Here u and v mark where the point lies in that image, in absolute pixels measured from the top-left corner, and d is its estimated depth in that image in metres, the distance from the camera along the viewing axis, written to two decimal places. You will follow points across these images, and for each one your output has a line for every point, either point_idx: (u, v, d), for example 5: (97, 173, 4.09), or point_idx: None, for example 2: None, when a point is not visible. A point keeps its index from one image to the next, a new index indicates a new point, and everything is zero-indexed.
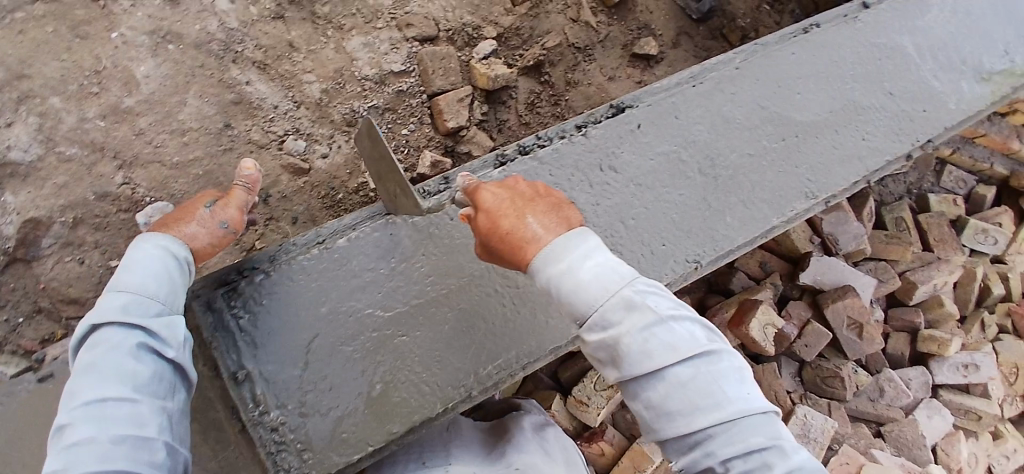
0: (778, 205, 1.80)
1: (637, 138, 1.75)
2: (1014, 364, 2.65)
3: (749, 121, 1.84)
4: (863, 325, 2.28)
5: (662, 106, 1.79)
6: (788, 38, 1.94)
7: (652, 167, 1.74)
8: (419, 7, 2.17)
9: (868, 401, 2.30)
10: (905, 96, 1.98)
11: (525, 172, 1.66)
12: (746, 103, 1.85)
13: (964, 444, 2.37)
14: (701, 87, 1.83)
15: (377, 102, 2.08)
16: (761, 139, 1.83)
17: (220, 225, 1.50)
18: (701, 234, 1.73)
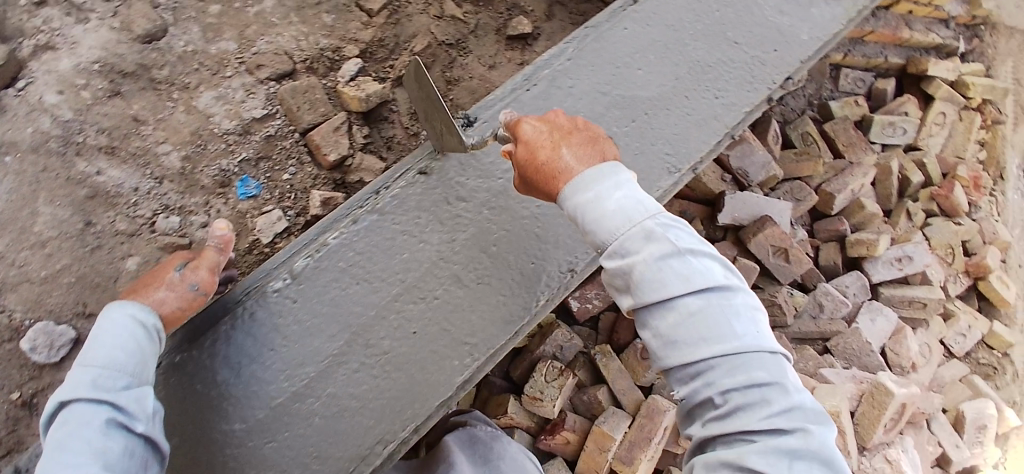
0: (643, 187, 1.78)
1: (482, 159, 1.66)
2: (948, 245, 2.66)
3: (595, 111, 1.78)
4: (788, 249, 2.29)
5: (501, 119, 1.70)
6: (619, 13, 1.87)
7: (503, 186, 1.66)
8: (268, 44, 2.04)
9: (810, 320, 2.29)
10: (750, 44, 1.97)
11: (365, 229, 1.57)
12: (587, 93, 1.79)
13: (913, 338, 2.35)
14: (539, 87, 1.75)
15: (247, 154, 1.96)
16: (612, 127, 1.78)
17: (188, 287, 1.43)
18: (570, 239, 1.70)
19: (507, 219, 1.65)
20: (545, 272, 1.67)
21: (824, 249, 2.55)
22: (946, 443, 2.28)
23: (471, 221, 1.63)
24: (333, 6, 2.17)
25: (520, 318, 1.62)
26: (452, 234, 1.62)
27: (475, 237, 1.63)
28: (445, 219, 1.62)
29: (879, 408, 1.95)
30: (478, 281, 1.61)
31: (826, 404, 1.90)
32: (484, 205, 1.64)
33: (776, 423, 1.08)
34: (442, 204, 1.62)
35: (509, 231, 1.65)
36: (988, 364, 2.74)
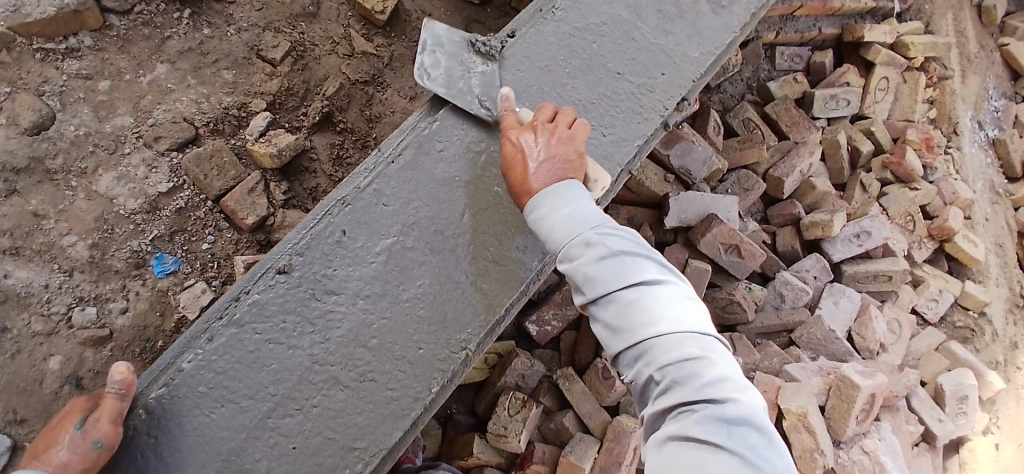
0: (536, 245, 1.59)
1: (349, 246, 1.45)
2: (907, 213, 2.58)
3: (474, 172, 1.56)
4: (739, 244, 2.19)
5: (366, 199, 1.47)
6: (485, 59, 1.60)
7: (376, 273, 1.46)
8: (165, 113, 1.95)
9: (772, 313, 2.21)
10: (634, 72, 1.78)
11: (225, 347, 1.35)
12: (458, 155, 1.55)
13: (880, 317, 2.25)
14: (405, 157, 1.51)
15: (159, 230, 1.86)
16: (494, 186, 1.57)
17: (90, 449, 1.21)
18: (462, 315, 1.52)
19: (386, 309, 1.46)
20: (437, 357, 1.49)
21: (780, 235, 2.46)
22: (929, 418, 2.18)
23: (344, 318, 1.43)
24: (232, 61, 2.06)
25: (412, 411, 1.46)
26: (325, 335, 1.41)
27: (352, 333, 1.43)
28: (316, 320, 1.41)
29: (848, 402, 1.82)
30: (362, 382, 1.43)
31: (791, 405, 1.79)
32: (358, 297, 1.44)
33: (712, 392, 1.06)
34: (308, 303, 1.41)
35: (389, 321, 1.46)
36: (964, 326, 2.67)
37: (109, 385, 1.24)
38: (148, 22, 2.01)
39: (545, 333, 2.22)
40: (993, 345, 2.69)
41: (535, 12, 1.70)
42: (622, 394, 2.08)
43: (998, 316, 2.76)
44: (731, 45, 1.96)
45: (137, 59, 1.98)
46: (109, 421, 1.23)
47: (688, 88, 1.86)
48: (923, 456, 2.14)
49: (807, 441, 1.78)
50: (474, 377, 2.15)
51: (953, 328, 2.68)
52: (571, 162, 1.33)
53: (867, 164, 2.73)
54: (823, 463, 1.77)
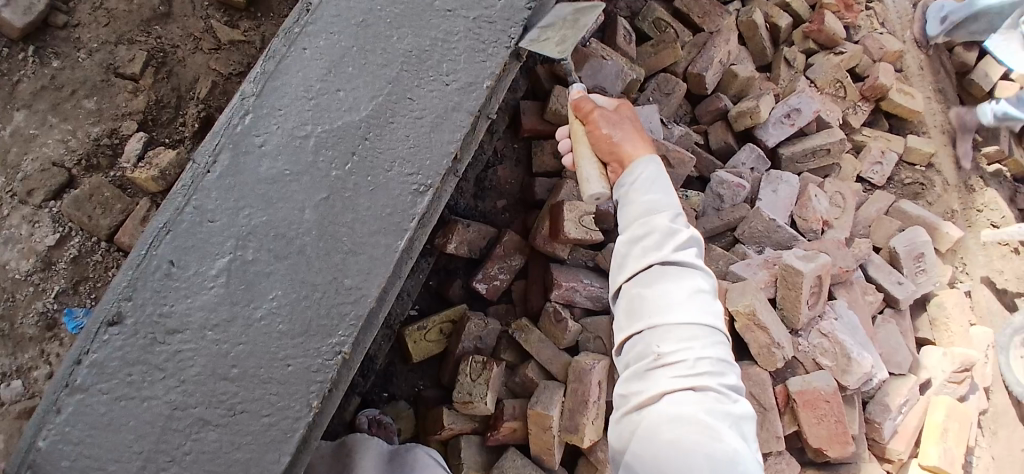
0: (395, 224, 1.50)
1: (182, 277, 1.39)
2: (835, 80, 2.50)
3: (304, 161, 1.48)
4: (666, 155, 2.11)
5: (188, 220, 1.41)
6: (292, 33, 1.52)
7: (216, 301, 1.39)
8: (35, 161, 1.82)
9: (714, 215, 2.16)
10: (467, 6, 1.62)
11: (78, 411, 1.32)
12: (280, 145, 1.47)
13: (820, 195, 2.23)
14: (222, 164, 1.44)
15: (60, 285, 1.77)
16: (328, 170, 1.48)
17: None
18: (328, 317, 1.44)
19: (237, 332, 1.39)
20: (309, 371, 1.41)
21: (711, 132, 2.39)
22: (885, 283, 2.19)
23: (195, 354, 1.36)
24: (90, 87, 1.92)
25: (296, 431, 1.38)
26: (179, 377, 1.35)
27: (207, 366, 1.36)
28: (165, 363, 1.35)
29: (795, 289, 1.86)
30: (233, 414, 1.36)
31: (739, 306, 1.79)
32: (205, 330, 1.38)
33: (703, 357, 1.34)
34: (151, 347, 1.35)
35: (247, 345, 1.39)
36: (913, 182, 2.62)
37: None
38: None
39: (495, 288, 2.14)
40: (945, 195, 2.66)
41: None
42: (579, 331, 2.04)
43: (946, 165, 2.72)
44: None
45: None
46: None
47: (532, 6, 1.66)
48: (888, 322, 2.15)
49: (762, 338, 1.81)
50: (431, 351, 2.06)
51: (904, 186, 2.63)
52: (626, 123, 1.58)
53: (788, 38, 2.61)
54: (781, 355, 1.82)
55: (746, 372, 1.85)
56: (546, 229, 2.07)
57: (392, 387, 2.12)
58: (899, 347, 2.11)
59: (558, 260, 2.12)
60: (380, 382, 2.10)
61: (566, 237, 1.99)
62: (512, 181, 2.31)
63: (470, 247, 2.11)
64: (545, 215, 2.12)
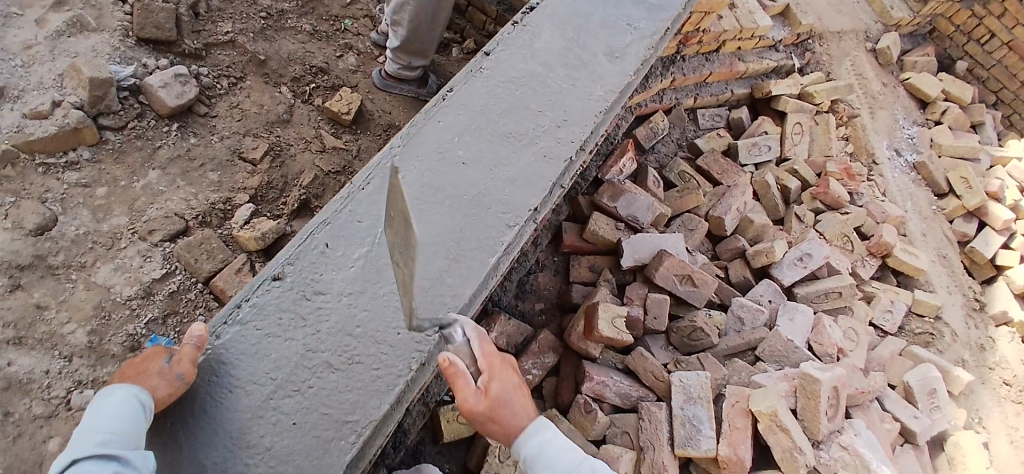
0: (489, 246, 1.71)
1: (333, 255, 1.57)
2: (842, 235, 2.86)
3: (426, 195, 1.73)
4: (691, 274, 2.42)
5: (345, 217, 1.63)
6: (430, 111, 1.87)
7: (353, 277, 1.56)
8: (158, 209, 2.16)
9: (735, 336, 2.40)
10: (553, 110, 2.00)
11: (232, 346, 1.42)
12: (414, 182, 1.73)
13: (833, 326, 2.47)
14: (371, 187, 1.67)
15: (153, 314, 1.99)
16: (442, 201, 1.73)
17: (174, 380, 1.29)
18: (429, 306, 1.58)
19: (363, 303, 1.53)
20: (413, 340, 1.51)
21: (731, 267, 2.72)
22: (902, 415, 2.33)
23: (333, 311, 1.51)
24: (217, 163, 2.33)
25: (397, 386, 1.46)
26: (315, 327, 1.48)
27: (338, 323, 1.50)
28: (306, 316, 1.49)
29: (813, 398, 2.01)
30: (350, 363, 1.46)
31: (762, 407, 1.97)
32: (341, 295, 1.53)
33: None
34: (302, 300, 1.51)
35: (371, 312, 1.53)
36: (924, 331, 2.84)
37: (186, 339, 1.36)
38: (141, 135, 2.29)
39: (527, 382, 2.29)
40: (953, 345, 2.87)
41: (466, 71, 1.99)
42: (607, 426, 2.09)
43: (954, 320, 2.98)
44: (629, 85, 2.18)
45: (130, 168, 2.22)
46: (190, 363, 1.33)
47: (599, 116, 2.04)
48: (908, 454, 2.26)
49: (785, 441, 1.95)
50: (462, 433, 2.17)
51: (914, 335, 2.83)
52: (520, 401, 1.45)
53: (798, 198, 3.02)
54: (803, 461, 1.93)
55: None
56: (580, 327, 2.27)
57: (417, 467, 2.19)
58: None
59: (590, 359, 2.29)
60: (409, 460, 2.17)
61: (601, 334, 2.18)
62: (550, 287, 2.60)
63: (509, 340, 2.32)
64: (580, 316, 2.33)
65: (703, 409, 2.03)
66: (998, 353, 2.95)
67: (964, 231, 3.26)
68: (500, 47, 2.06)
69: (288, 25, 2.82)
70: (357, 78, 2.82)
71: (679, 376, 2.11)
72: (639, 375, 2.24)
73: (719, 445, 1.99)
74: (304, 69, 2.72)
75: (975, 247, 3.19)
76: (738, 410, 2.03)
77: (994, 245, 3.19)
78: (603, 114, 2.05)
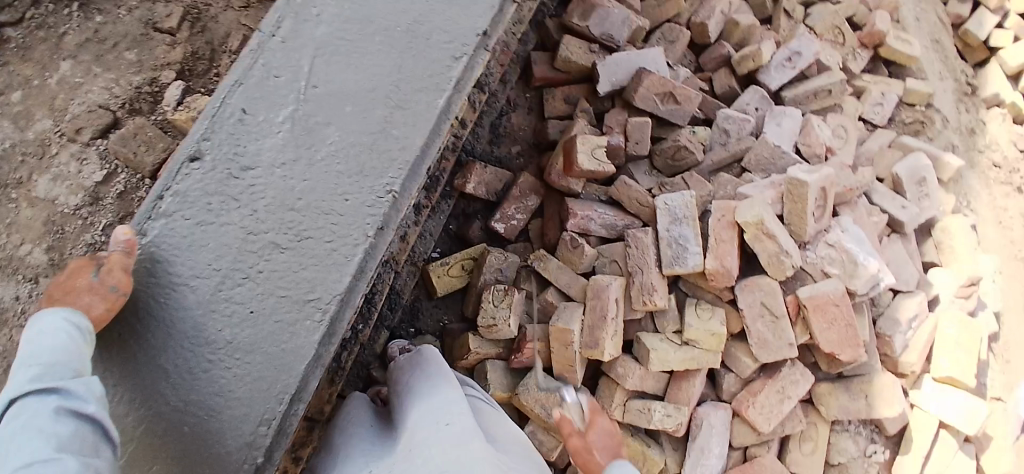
0: (435, 85, 1.58)
1: (253, 122, 1.48)
2: (834, 27, 2.66)
3: (351, 33, 1.55)
4: (673, 91, 2.25)
5: (256, 75, 1.50)
6: None
7: (281, 144, 1.48)
8: (83, 103, 1.97)
9: (720, 149, 2.29)
10: None
11: (168, 238, 1.43)
12: (333, 19, 1.54)
13: (822, 124, 2.35)
14: (282, 34, 1.52)
15: (106, 219, 1.89)
16: (372, 37, 1.56)
17: (109, 293, 1.34)
18: (374, 164, 1.52)
19: (301, 171, 1.49)
20: (366, 202, 1.52)
21: (716, 78, 2.55)
22: (891, 207, 2.28)
23: (267, 188, 1.46)
24: (131, 41, 2.05)
25: (357, 254, 1.50)
26: (252, 206, 1.46)
27: (278, 199, 1.47)
28: (239, 194, 1.46)
29: (801, 201, 1.94)
30: (300, 239, 1.47)
31: (748, 217, 1.91)
32: (273, 166, 1.48)
33: None
34: (233, 180, 1.46)
35: (312, 180, 1.49)
36: (914, 121, 2.73)
37: (114, 246, 1.38)
38: (41, 24, 2.03)
39: (512, 228, 2.24)
40: (945, 131, 2.78)
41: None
42: (595, 258, 2.09)
43: (944, 104, 2.85)
44: None
45: (41, 63, 1.99)
46: (122, 270, 1.36)
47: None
48: (896, 244, 2.23)
49: (771, 247, 1.91)
50: (453, 286, 2.18)
51: (905, 125, 2.73)
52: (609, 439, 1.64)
53: None
54: (790, 264, 1.91)
55: (757, 282, 1.94)
56: (560, 165, 2.17)
57: (418, 322, 2.21)
58: (905, 266, 2.20)
59: (573, 195, 2.21)
60: (407, 318, 2.20)
61: (580, 168, 2.09)
62: (524, 128, 2.45)
63: (488, 189, 2.26)
64: (558, 153, 2.21)
65: (688, 229, 1.97)
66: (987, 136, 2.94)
67: (958, 12, 3.07)
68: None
69: None
70: None
71: (664, 199, 2.02)
72: (625, 204, 2.16)
73: (706, 259, 1.95)
74: None
75: (967, 29, 3.04)
76: (724, 223, 1.95)
77: (988, 24, 3.03)
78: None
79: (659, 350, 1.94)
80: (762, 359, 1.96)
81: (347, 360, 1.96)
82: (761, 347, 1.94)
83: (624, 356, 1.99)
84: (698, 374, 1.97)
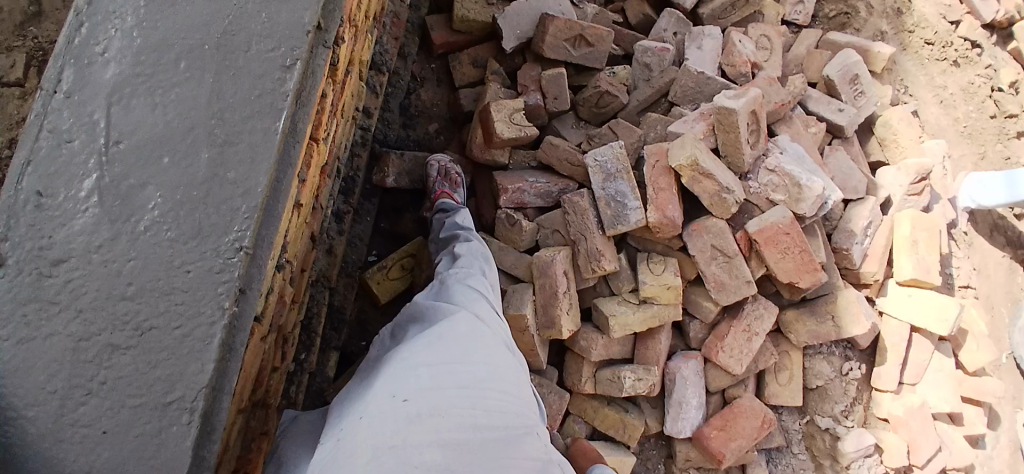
0: (269, 106, 1.01)
1: (51, 204, 0.93)
2: None
3: (156, 53, 0.98)
4: (583, 33, 2.06)
5: (42, 140, 0.94)
6: None
7: (84, 221, 0.93)
8: None
9: (645, 86, 2.14)
10: None
11: None
12: (126, 37, 0.98)
13: (745, 40, 2.17)
14: (65, 72, 0.95)
15: None
16: (174, 63, 0.99)
17: None
18: (216, 222, 0.96)
19: (120, 252, 0.93)
20: (215, 279, 0.95)
21: (628, 7, 2.38)
22: (826, 114, 2.20)
23: (85, 280, 0.92)
24: None
25: (216, 338, 0.94)
26: (72, 308, 0.92)
27: (102, 289, 0.92)
28: (36, 310, 0.91)
29: (733, 130, 1.80)
30: (141, 334, 0.92)
31: (681, 160, 1.76)
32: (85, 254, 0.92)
33: None
34: (39, 283, 0.91)
35: (141, 260, 0.94)
36: (838, 13, 2.60)
37: None
38: None
39: None
40: (872, 18, 2.59)
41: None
42: (535, 231, 1.94)
43: None
44: None
45: None
46: None
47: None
48: (837, 151, 2.15)
49: (710, 186, 1.79)
50: (397, 289, 2.02)
51: (830, 20, 2.61)
52: None
53: None
54: (732, 200, 1.79)
55: (703, 225, 1.83)
56: (480, 138, 2.02)
57: (370, 334, 2.04)
58: (852, 173, 2.11)
59: (501, 167, 2.06)
60: (356, 333, 2.03)
61: (500, 138, 1.94)
62: (437, 102, 2.26)
63: (411, 177, 2.10)
64: (476, 124, 2.05)
65: (624, 182, 1.83)
66: (916, 13, 2.91)
67: None
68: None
69: None
70: None
71: (594, 155, 1.88)
72: (555, 165, 2.01)
73: (648, 212, 1.82)
74: None
75: None
76: (660, 169, 1.83)
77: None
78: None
79: (619, 316, 1.82)
80: (725, 303, 1.86)
81: (297, 396, 1.81)
82: (719, 291, 1.85)
83: (584, 328, 1.89)
84: (662, 330, 1.88)
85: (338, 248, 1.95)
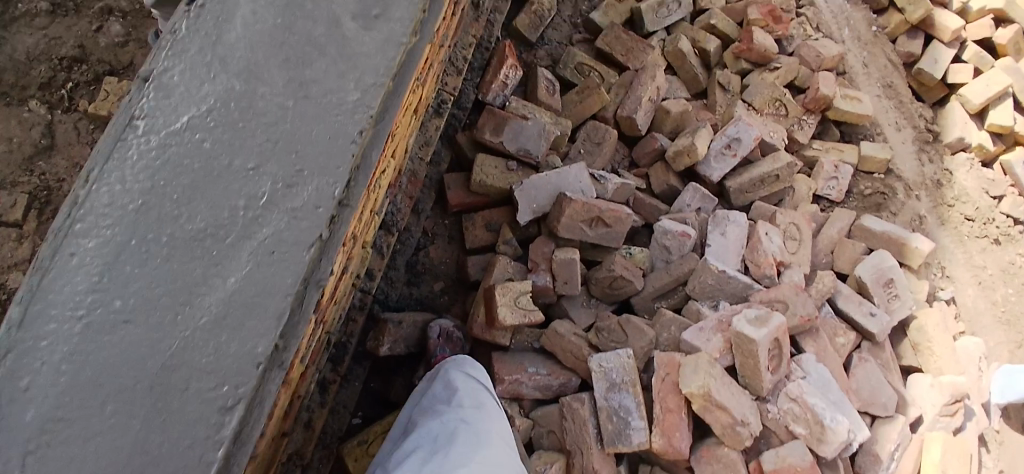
0: (198, 458, 1.02)
1: None
2: (773, 99, 2.42)
3: (89, 400, 1.02)
4: (600, 215, 1.97)
5: None
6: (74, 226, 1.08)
7: None
8: None
9: (662, 271, 2.03)
10: (300, 105, 1.18)
11: None
12: (59, 382, 1.02)
13: (773, 230, 2.06)
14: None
15: None
16: (101, 406, 1.02)
17: None
18: None
19: None
20: None
21: (653, 174, 2.32)
22: (857, 317, 2.05)
23: None
24: None
25: None
26: None
27: None
28: None
29: (751, 356, 1.67)
30: None
31: (693, 387, 1.63)
32: None
33: None
34: None
35: None
36: (873, 192, 2.51)
37: None
38: None
39: None
40: (909, 201, 2.55)
41: (111, 135, 1.12)
42: (530, 428, 1.80)
43: (904, 163, 2.67)
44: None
45: None
46: None
47: (362, 139, 1.20)
48: (867, 361, 1.96)
49: (723, 417, 1.64)
50: None
51: (865, 198, 2.51)
52: None
53: (721, 61, 2.55)
54: (747, 432, 1.64)
55: (711, 453, 1.69)
56: (482, 316, 1.90)
57: None
58: (882, 388, 1.92)
59: (502, 348, 1.92)
60: None
61: (502, 324, 1.83)
62: (446, 260, 2.18)
63: (407, 344, 1.98)
64: (480, 299, 1.94)
65: (629, 395, 1.71)
66: (957, 186, 2.78)
67: (909, 50, 2.84)
68: (166, 64, 1.16)
69: (18, 11, 2.13)
70: (128, 53, 2.16)
71: (598, 359, 1.75)
72: (558, 355, 1.89)
73: (653, 434, 1.69)
74: (51, 67, 2.11)
75: (922, 68, 2.81)
76: (669, 385, 1.69)
77: (943, 63, 2.81)
78: (370, 124, 1.21)
79: None
80: None
81: None
82: None
83: None
84: None
85: (317, 423, 1.83)
